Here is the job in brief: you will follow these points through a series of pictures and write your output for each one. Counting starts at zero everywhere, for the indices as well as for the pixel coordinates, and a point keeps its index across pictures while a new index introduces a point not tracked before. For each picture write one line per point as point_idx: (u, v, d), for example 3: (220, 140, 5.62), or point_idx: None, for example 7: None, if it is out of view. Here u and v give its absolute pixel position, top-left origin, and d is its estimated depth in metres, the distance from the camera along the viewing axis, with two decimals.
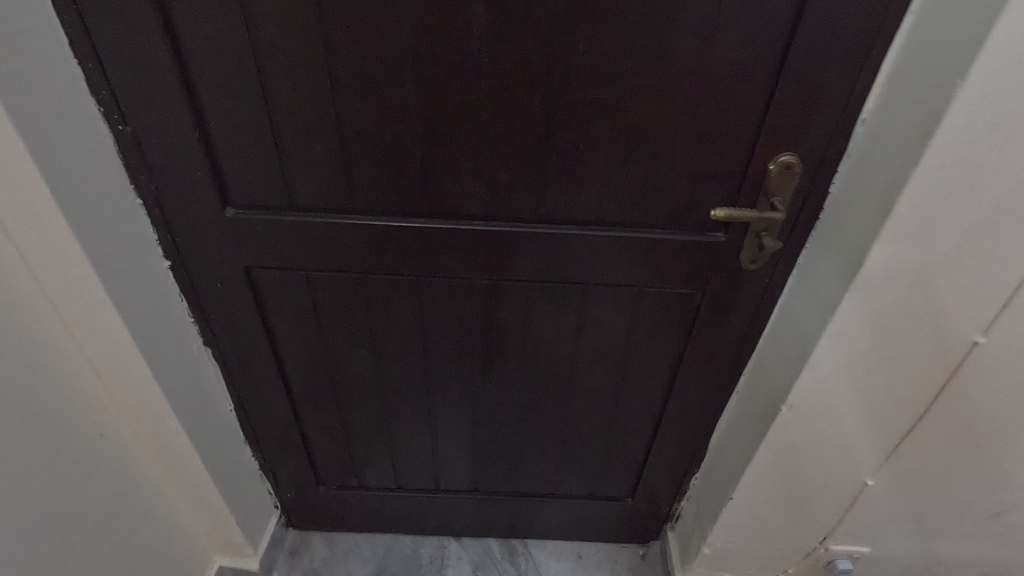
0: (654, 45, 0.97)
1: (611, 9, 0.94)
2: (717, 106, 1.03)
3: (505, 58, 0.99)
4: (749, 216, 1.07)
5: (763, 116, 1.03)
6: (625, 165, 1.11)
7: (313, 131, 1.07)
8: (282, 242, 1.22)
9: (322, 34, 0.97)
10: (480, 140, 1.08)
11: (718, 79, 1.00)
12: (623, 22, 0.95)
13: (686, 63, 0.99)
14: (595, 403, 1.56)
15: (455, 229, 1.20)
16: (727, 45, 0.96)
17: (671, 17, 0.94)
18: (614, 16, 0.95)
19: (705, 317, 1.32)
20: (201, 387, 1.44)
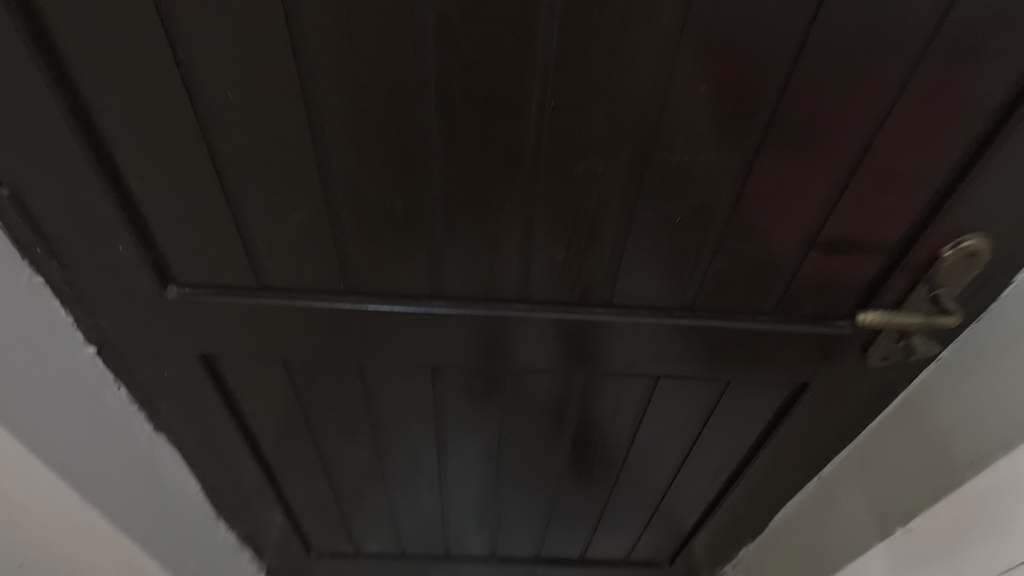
0: (816, 83, 0.64)
1: (761, 32, 0.60)
2: (885, 168, 0.71)
3: (587, 100, 0.65)
4: (913, 321, 0.78)
5: (947, 184, 0.72)
6: (739, 242, 0.78)
7: (290, 196, 0.72)
8: (249, 327, 0.88)
9: (301, 63, 0.62)
10: (536, 209, 0.74)
11: (894, 135, 0.68)
12: (774, 51, 0.62)
13: (855, 110, 0.66)
14: (644, 480, 1.30)
15: (490, 316, 0.86)
16: (920, 88, 0.65)
17: (848, 48, 0.62)
18: (763, 42, 0.61)
19: (803, 408, 1.04)
20: (159, 482, 1.13)
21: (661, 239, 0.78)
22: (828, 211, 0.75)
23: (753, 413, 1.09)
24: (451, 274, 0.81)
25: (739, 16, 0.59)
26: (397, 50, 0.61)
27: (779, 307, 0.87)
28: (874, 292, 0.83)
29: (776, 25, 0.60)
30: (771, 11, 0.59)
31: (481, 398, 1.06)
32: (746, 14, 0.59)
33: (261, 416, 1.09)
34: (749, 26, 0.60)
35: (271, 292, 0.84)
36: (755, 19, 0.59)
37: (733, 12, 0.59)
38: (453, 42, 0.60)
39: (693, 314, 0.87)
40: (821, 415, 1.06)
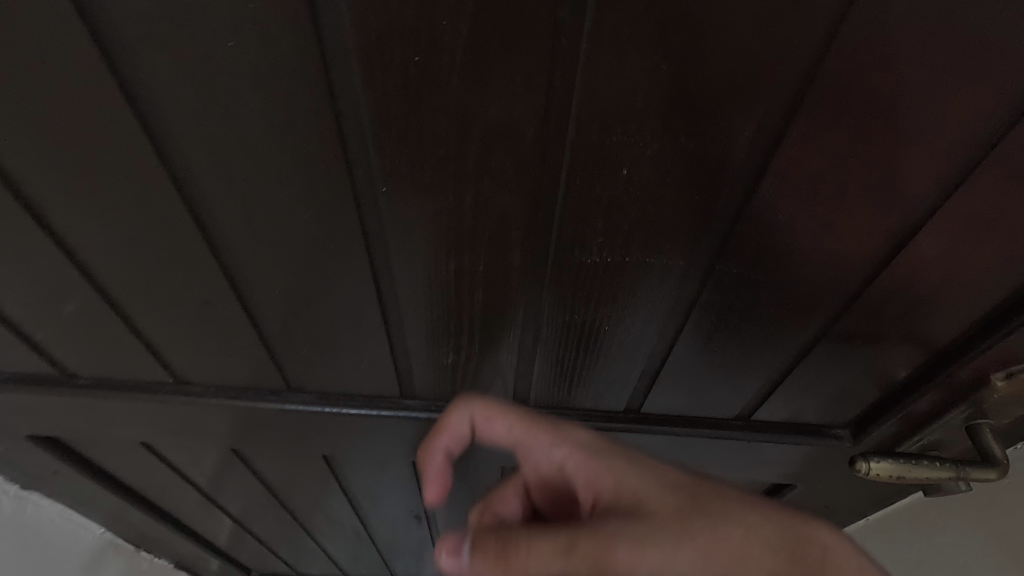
0: (824, 161, 0.37)
1: (726, 85, 0.33)
2: (924, 279, 0.45)
3: (438, 185, 0.39)
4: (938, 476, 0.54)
5: (1012, 307, 0.46)
6: (701, 351, 0.55)
7: (48, 288, 0.50)
8: (72, 414, 0.69)
9: None
10: (401, 305, 0.51)
11: (937, 244, 0.42)
12: (751, 116, 0.35)
13: (884, 203, 0.40)
14: None
15: (373, 416, 0.65)
16: (993, 186, 0.38)
17: (868, 122, 0.35)
18: (732, 102, 0.34)
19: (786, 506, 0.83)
20: (39, 538, 0.98)
21: (587, 344, 0.55)
22: (828, 319, 0.50)
23: None
24: (312, 369, 0.61)
25: (686, 60, 0.32)
26: (108, 110, 0.36)
27: (757, 413, 0.64)
28: (888, 410, 0.60)
29: (755, 76, 0.33)
30: (745, 53, 0.31)
31: (392, 480, 0.86)
32: (698, 57, 0.32)
33: (141, 479, 0.92)
34: (704, 75, 0.32)
35: (85, 378, 0.63)
36: (715, 66, 0.32)
37: (673, 55, 0.31)
38: (194, 99, 0.35)
39: (640, 419, 0.65)
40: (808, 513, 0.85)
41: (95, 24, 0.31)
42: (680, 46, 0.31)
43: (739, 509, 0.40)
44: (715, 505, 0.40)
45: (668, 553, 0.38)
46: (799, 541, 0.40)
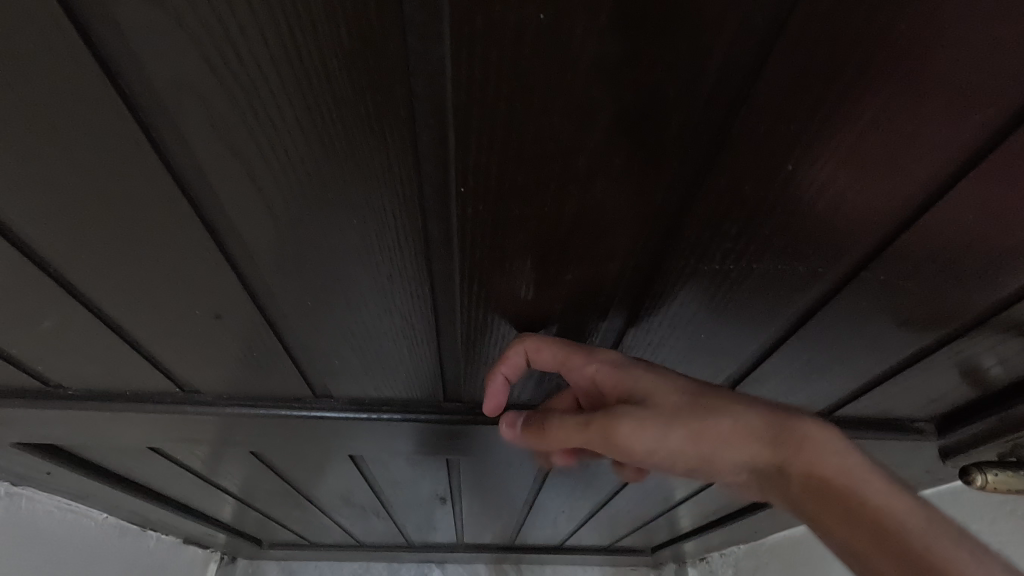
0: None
1: (964, 65, 0.25)
2: None
3: (536, 185, 0.30)
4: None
5: None
6: (803, 356, 0.47)
7: (20, 302, 0.41)
8: (60, 426, 0.60)
9: None
10: (456, 319, 0.43)
11: None
12: (978, 108, 0.27)
13: None
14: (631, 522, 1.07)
15: (410, 422, 0.57)
16: None
17: None
18: (961, 87, 0.26)
19: None
20: (38, 531, 0.92)
21: (671, 354, 0.47)
22: (957, 331, 0.43)
23: None
24: (342, 379, 0.52)
25: (929, 31, 0.24)
26: (82, 92, 0.26)
27: (840, 412, 0.57)
28: (983, 412, 0.53)
29: (1009, 53, 0.24)
30: (1010, 25, 0.23)
31: (419, 467, 0.79)
32: (948, 26, 0.24)
33: (144, 472, 0.85)
34: (946, 50, 0.24)
35: (72, 390, 0.54)
36: (965, 39, 0.24)
37: (915, 24, 0.23)
38: (207, 80, 0.25)
39: None
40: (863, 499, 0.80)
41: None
42: (927, 9, 0.23)
43: (728, 408, 0.40)
44: (708, 406, 0.39)
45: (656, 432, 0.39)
46: (777, 429, 0.39)
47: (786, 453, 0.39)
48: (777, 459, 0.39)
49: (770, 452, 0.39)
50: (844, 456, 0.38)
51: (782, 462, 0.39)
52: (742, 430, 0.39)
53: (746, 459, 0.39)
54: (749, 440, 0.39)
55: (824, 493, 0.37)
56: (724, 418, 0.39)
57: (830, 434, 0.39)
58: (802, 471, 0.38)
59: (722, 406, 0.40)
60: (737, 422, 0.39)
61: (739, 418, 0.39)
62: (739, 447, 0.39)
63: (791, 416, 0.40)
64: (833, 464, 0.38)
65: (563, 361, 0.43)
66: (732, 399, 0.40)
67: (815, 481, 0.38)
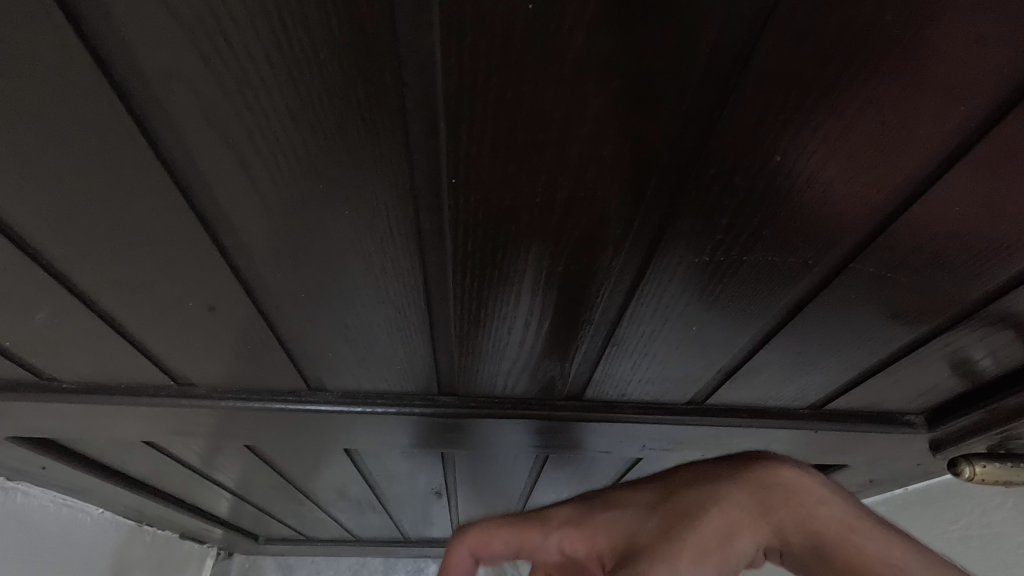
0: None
1: (953, 53, 0.25)
2: None
3: (526, 175, 0.31)
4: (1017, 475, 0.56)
5: None
6: (794, 349, 0.47)
7: (12, 294, 0.40)
8: (55, 419, 0.60)
9: None
10: (450, 311, 0.43)
11: None
12: (965, 97, 0.27)
13: None
14: None
15: (404, 415, 0.57)
16: None
17: None
18: (948, 77, 0.26)
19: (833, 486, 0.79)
20: (33, 526, 0.91)
21: (663, 346, 0.47)
22: (945, 323, 0.43)
23: None
24: (336, 372, 0.52)
25: (915, 20, 0.24)
26: (69, 79, 0.26)
27: (832, 405, 0.57)
28: (972, 405, 0.54)
29: (995, 41, 0.25)
30: (995, 14, 0.24)
31: (414, 462, 0.80)
32: (933, 15, 0.24)
33: (139, 466, 0.85)
34: (932, 40, 0.25)
35: (66, 383, 0.54)
36: (951, 28, 0.24)
37: (901, 13, 0.24)
38: (197, 67, 0.25)
39: (700, 410, 0.57)
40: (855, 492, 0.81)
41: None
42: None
43: (709, 499, 0.45)
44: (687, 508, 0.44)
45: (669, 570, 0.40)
46: (760, 500, 0.45)
47: (777, 512, 0.44)
48: (772, 522, 0.44)
49: (764, 518, 0.44)
50: (831, 508, 0.44)
51: (777, 525, 0.44)
52: (733, 516, 0.44)
53: (753, 542, 0.43)
54: (741, 519, 0.44)
55: (821, 549, 0.42)
56: (711, 507, 0.44)
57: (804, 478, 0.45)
58: (797, 528, 0.43)
59: (702, 487, 0.46)
60: (724, 508, 0.44)
61: (725, 505, 0.44)
62: (743, 531, 0.43)
63: (769, 475, 0.46)
64: (822, 517, 0.43)
65: (521, 540, 0.49)
66: (707, 489, 0.45)
67: (817, 543, 0.43)
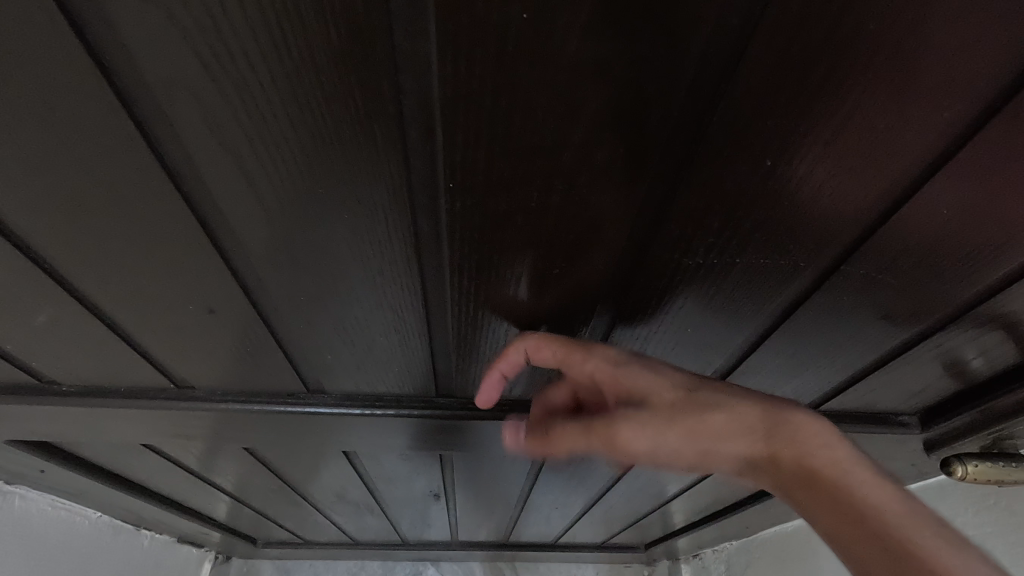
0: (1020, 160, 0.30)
1: (937, 59, 0.26)
2: None
3: (521, 180, 0.31)
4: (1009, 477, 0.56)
5: None
6: (788, 349, 0.48)
7: (13, 296, 0.41)
8: (54, 422, 0.60)
9: None
10: (448, 313, 0.43)
11: None
12: (951, 100, 0.27)
13: None
14: (623, 517, 1.08)
15: (402, 417, 0.58)
16: None
17: None
18: (934, 82, 0.27)
19: None
20: (32, 529, 0.92)
21: (658, 347, 0.47)
22: (936, 323, 0.44)
23: None
24: (334, 374, 0.53)
25: (899, 26, 0.24)
26: (72, 87, 0.26)
27: (827, 405, 0.58)
28: (966, 404, 0.54)
29: (977, 48, 0.25)
30: (977, 20, 0.24)
31: (412, 463, 0.80)
32: (916, 22, 0.24)
33: (138, 469, 0.85)
34: (916, 47, 0.25)
35: (65, 386, 0.54)
36: (934, 34, 0.25)
37: (885, 21, 0.24)
38: (198, 75, 0.26)
39: None
40: None
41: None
42: (896, 7, 0.24)
43: (723, 403, 0.42)
44: (702, 403, 0.42)
45: (653, 434, 0.42)
46: (768, 424, 0.42)
47: (780, 442, 0.42)
48: (772, 447, 0.42)
49: (763, 440, 0.42)
50: (836, 448, 0.41)
51: (776, 448, 0.42)
52: (736, 423, 0.42)
53: (741, 449, 0.42)
54: (749, 425, 0.42)
55: (815, 483, 0.40)
56: (718, 411, 0.42)
57: (820, 423, 0.42)
58: (796, 459, 0.41)
59: (721, 402, 0.42)
60: (734, 410, 0.42)
61: (734, 411, 0.42)
62: (734, 438, 0.42)
63: (780, 405, 0.42)
64: (824, 456, 0.41)
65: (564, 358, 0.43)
66: (727, 392, 0.42)
67: (810, 474, 0.41)
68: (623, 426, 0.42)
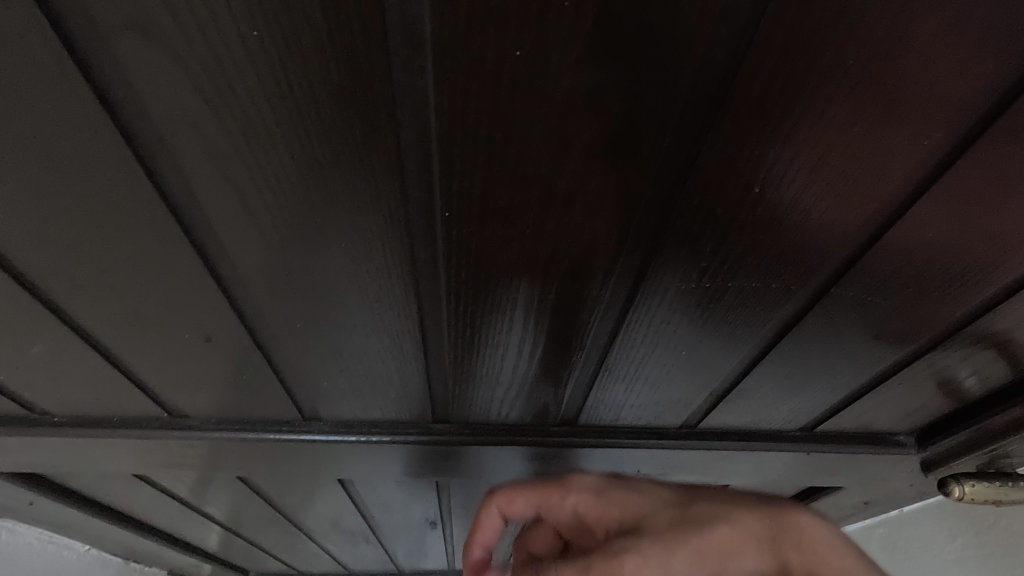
0: (1003, 181, 0.31)
1: (916, 89, 0.27)
2: None
3: (516, 209, 0.32)
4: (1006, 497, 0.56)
5: None
6: (782, 372, 0.48)
7: (9, 327, 0.41)
8: (45, 453, 0.59)
9: None
10: (444, 339, 0.44)
11: None
12: (932, 127, 0.28)
13: None
14: None
15: (398, 444, 0.57)
16: None
17: None
18: (913, 111, 0.28)
19: (830, 506, 0.79)
20: (19, 564, 0.89)
21: (653, 370, 0.48)
22: (926, 343, 0.44)
23: None
24: (331, 401, 0.53)
25: (879, 57, 0.25)
26: (78, 124, 0.27)
27: (823, 426, 0.58)
28: (961, 424, 0.55)
29: (953, 79, 0.26)
30: (953, 51, 0.25)
31: (409, 491, 0.79)
32: (895, 54, 0.25)
33: (129, 500, 0.83)
34: (897, 78, 0.26)
35: (57, 416, 0.54)
36: (914, 65, 0.26)
37: (866, 54, 0.25)
38: (200, 111, 0.26)
39: (693, 434, 0.58)
40: (851, 512, 0.81)
41: (55, 8, 0.23)
42: (876, 40, 0.25)
43: (720, 517, 0.45)
44: (701, 518, 0.45)
45: (661, 561, 0.42)
46: (771, 535, 0.45)
47: (785, 548, 0.44)
48: (777, 556, 0.44)
49: (768, 548, 0.44)
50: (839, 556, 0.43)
51: (781, 558, 0.43)
52: (739, 533, 0.44)
53: (754, 567, 0.43)
54: (748, 542, 0.44)
55: None
56: (720, 525, 0.44)
57: (825, 532, 0.45)
58: (804, 565, 0.43)
59: (719, 515, 0.45)
60: (733, 523, 0.44)
61: (734, 521, 0.44)
62: (743, 554, 0.43)
63: (782, 514, 0.46)
64: (828, 562, 0.43)
65: (542, 498, 0.51)
66: (720, 507, 0.46)
67: None
68: (629, 560, 0.41)
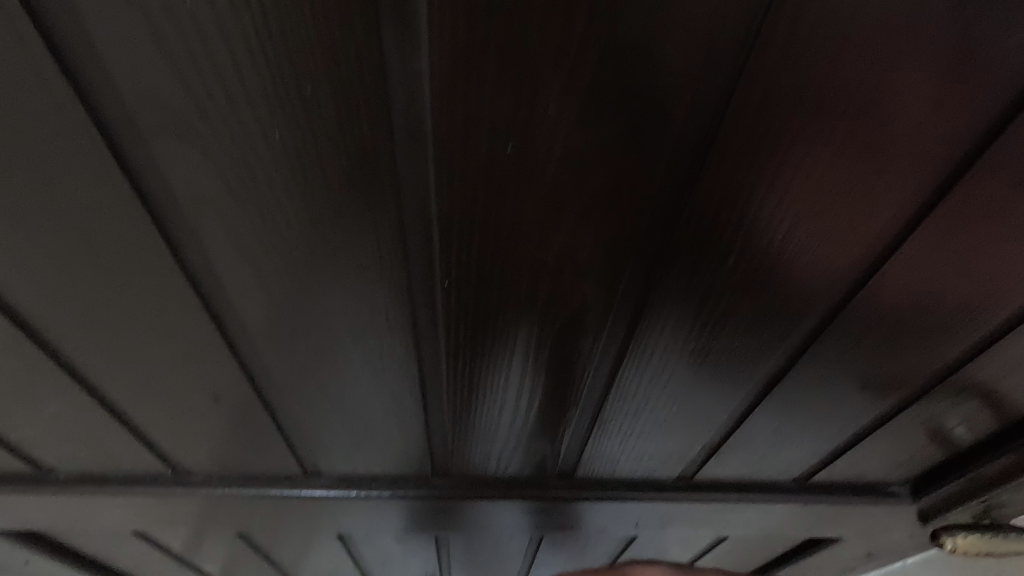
0: (967, 227, 0.33)
1: (886, 139, 0.29)
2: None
3: (512, 271, 0.34)
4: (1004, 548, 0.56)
5: None
6: (772, 423, 0.50)
7: (25, 390, 0.43)
8: (47, 511, 0.60)
9: None
10: (443, 396, 0.45)
11: None
12: (900, 177, 0.31)
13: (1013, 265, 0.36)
14: None
15: (398, 500, 0.58)
16: None
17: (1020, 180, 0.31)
18: (884, 160, 0.30)
19: (830, 558, 0.79)
20: None
21: (647, 422, 0.49)
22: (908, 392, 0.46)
23: (766, 560, 0.82)
24: (331, 457, 0.54)
25: (852, 110, 0.28)
26: (112, 209, 0.30)
27: (816, 477, 0.59)
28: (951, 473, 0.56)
29: (918, 130, 0.29)
30: (916, 104, 0.28)
31: (407, 546, 0.79)
32: (868, 110, 0.28)
33: (125, 557, 0.83)
34: (873, 130, 0.29)
35: (64, 475, 0.55)
36: (887, 119, 0.28)
37: (841, 110, 0.28)
38: (223, 194, 0.29)
39: (689, 486, 0.59)
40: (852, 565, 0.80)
41: (101, 112, 0.26)
42: (850, 97, 0.27)
43: None
44: None
45: None
46: None
47: None
48: None
49: None
50: None
51: None
52: None
53: None
54: None
55: None
56: None
57: None
58: None
59: None
60: None
61: None
62: None
63: None
64: None
65: None
66: None
67: None
68: None
